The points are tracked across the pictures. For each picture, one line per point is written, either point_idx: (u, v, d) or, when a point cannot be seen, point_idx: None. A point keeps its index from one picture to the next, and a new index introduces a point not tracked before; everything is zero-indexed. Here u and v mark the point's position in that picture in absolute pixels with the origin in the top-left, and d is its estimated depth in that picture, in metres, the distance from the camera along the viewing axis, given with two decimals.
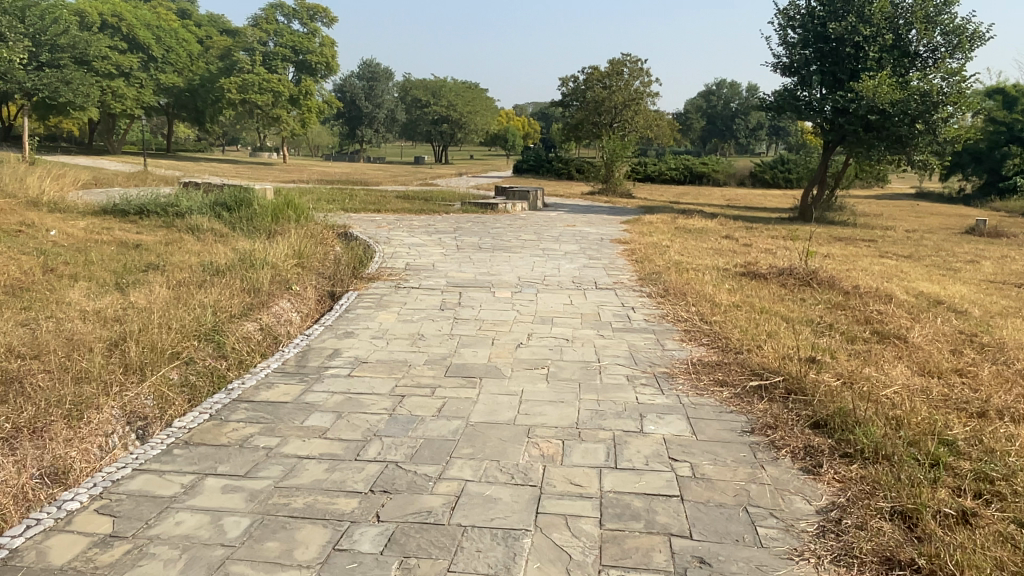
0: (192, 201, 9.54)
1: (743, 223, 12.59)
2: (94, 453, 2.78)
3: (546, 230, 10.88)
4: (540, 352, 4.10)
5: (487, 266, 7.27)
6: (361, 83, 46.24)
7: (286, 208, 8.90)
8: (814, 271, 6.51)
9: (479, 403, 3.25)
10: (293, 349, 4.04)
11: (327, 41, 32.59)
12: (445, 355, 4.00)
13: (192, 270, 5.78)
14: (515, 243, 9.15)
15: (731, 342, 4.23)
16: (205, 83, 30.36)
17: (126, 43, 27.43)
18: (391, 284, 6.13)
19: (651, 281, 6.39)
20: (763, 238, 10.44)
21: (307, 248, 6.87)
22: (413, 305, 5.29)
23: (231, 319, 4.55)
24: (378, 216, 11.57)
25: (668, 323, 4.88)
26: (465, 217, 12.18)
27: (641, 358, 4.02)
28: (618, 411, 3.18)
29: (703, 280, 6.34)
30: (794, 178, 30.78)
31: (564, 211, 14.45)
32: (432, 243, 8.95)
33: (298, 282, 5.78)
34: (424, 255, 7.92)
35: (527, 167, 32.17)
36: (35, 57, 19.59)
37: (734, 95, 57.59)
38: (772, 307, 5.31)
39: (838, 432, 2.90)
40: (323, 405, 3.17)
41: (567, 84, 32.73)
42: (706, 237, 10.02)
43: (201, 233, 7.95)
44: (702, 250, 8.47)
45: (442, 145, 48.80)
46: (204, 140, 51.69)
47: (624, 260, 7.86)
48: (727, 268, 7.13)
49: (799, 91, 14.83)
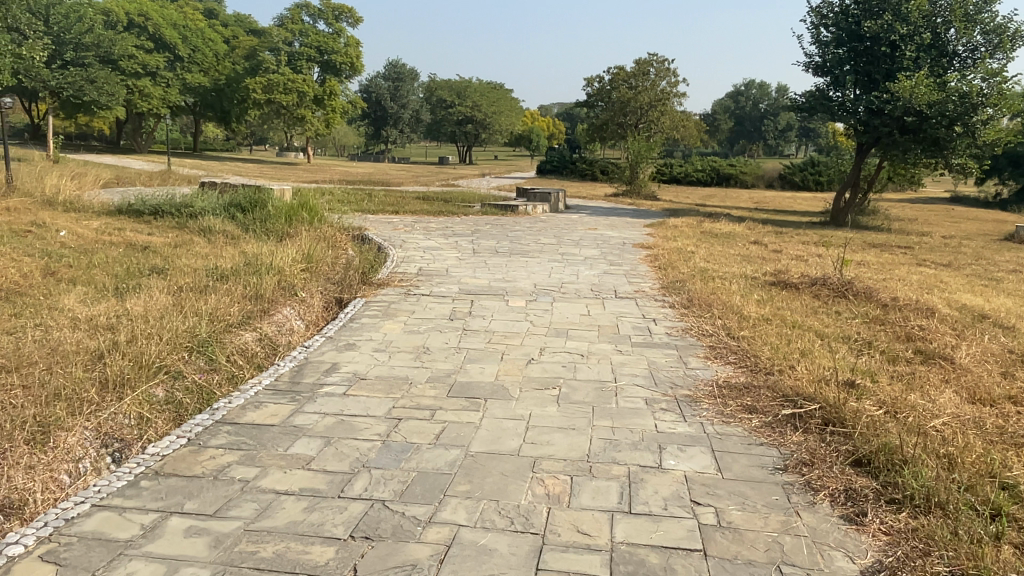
0: (206, 201, 9.41)
1: (772, 228, 12.18)
2: (58, 482, 2.55)
3: (567, 233, 10.58)
4: (553, 369, 3.80)
5: (503, 272, 6.98)
6: (386, 83, 46.22)
7: (300, 210, 8.72)
8: (848, 282, 6.13)
9: (482, 429, 2.96)
10: (288, 363, 3.78)
11: (352, 40, 32.52)
12: (450, 372, 3.72)
13: (195, 273, 5.57)
14: (534, 247, 8.88)
15: (761, 361, 3.90)
16: (230, 83, 30.54)
17: (152, 43, 27.62)
18: (402, 290, 5.86)
19: (674, 291, 6.06)
20: (794, 243, 10.05)
21: (317, 251, 6.65)
22: (422, 314, 5.02)
23: (228, 328, 4.32)
24: (396, 218, 11.37)
25: (692, 338, 4.56)
26: (484, 219, 11.93)
27: (661, 378, 3.70)
28: (634, 441, 2.87)
29: (730, 290, 6.01)
30: (825, 180, 30.10)
31: (586, 214, 14.15)
32: (448, 247, 8.70)
33: (304, 288, 5.54)
34: (440, 259, 7.67)
35: (551, 168, 31.86)
36: (60, 56, 19.77)
37: (763, 96, 56.71)
38: (804, 321, 4.96)
39: (883, 474, 2.57)
40: (311, 429, 2.90)
41: (592, 84, 32.36)
42: (733, 242, 9.65)
43: (211, 234, 7.77)
44: (729, 257, 8.12)
45: (466, 146, 48.63)
46: (230, 139, 52.13)
47: (647, 266, 7.54)
48: (755, 276, 6.77)
49: (832, 91, 14.35)
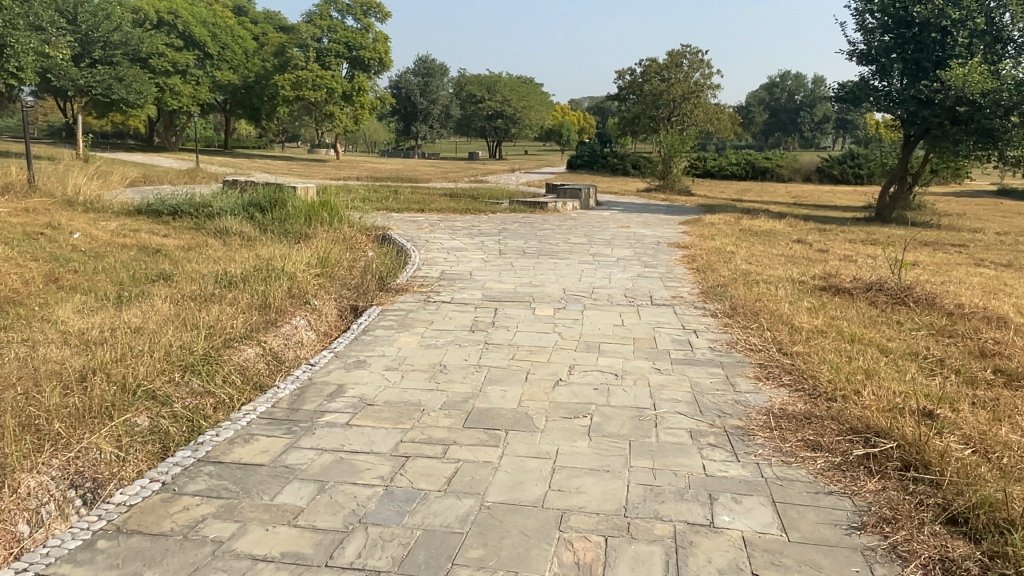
0: (225, 201, 9.15)
1: (814, 225, 11.59)
2: (11, 536, 2.22)
3: (599, 232, 10.12)
4: (583, 393, 3.37)
5: (530, 276, 6.57)
6: (415, 78, 45.97)
7: (320, 210, 8.42)
8: (908, 288, 5.61)
9: (501, 472, 2.55)
10: (290, 386, 3.42)
11: (381, 36, 32.27)
12: (468, 396, 3.32)
13: (202, 279, 5.25)
14: (564, 247, 8.46)
15: (821, 385, 3.44)
16: (260, 80, 30.76)
17: (182, 41, 27.65)
18: (422, 298, 5.48)
19: (716, 297, 5.59)
20: (839, 242, 9.48)
21: (333, 255, 6.32)
22: (441, 325, 4.63)
23: (229, 342, 3.97)
24: (421, 217, 11.04)
25: (738, 354, 4.11)
26: (512, 218, 11.54)
27: (707, 405, 3.26)
28: (680, 489, 2.44)
29: (777, 296, 5.52)
30: (865, 173, 29.12)
31: (618, 211, 13.67)
32: (473, 248, 8.31)
33: (318, 296, 5.19)
34: (464, 262, 7.29)
35: (581, 162, 31.32)
36: (88, 55, 19.84)
37: (800, 87, 55.35)
38: (863, 333, 4.47)
39: (985, 538, 2.11)
40: (305, 471, 2.52)
41: (624, 77, 31.74)
42: (774, 242, 9.12)
43: (227, 237, 7.48)
44: (773, 258, 7.61)
45: (496, 141, 48.24)
46: (262, 136, 52.39)
47: (684, 269, 7.07)
48: (803, 280, 6.27)
49: (877, 81, 13.64)
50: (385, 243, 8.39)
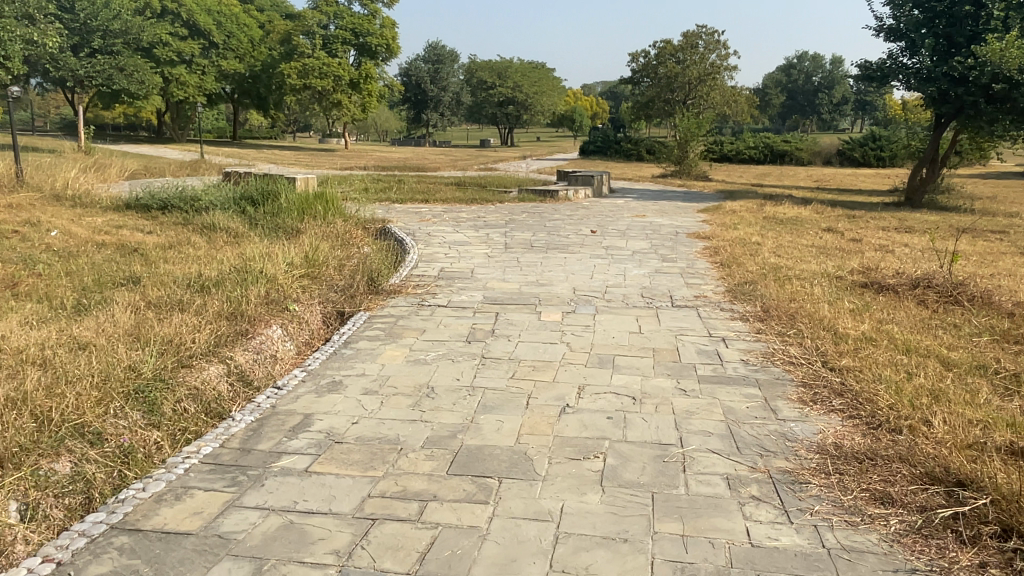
0: (217, 194, 8.67)
1: (841, 211, 10.93)
2: None
3: (612, 222, 9.55)
4: (595, 425, 2.82)
5: (537, 273, 6.02)
6: (426, 65, 45.36)
7: (315, 203, 7.90)
8: (961, 284, 4.98)
9: (489, 542, 2.01)
10: (248, 416, 2.90)
11: (388, 21, 31.66)
12: (457, 429, 2.78)
13: (172, 283, 4.76)
14: (575, 239, 7.90)
15: (881, 414, 2.87)
16: (266, 69, 30.34)
17: (186, 30, 27.17)
18: (417, 300, 4.95)
19: (744, 297, 5.02)
20: (871, 231, 8.83)
21: (321, 253, 5.80)
22: (434, 335, 4.10)
23: (186, 361, 3.45)
24: (424, 208, 10.49)
25: (776, 369, 3.54)
26: (521, 208, 10.97)
27: (746, 440, 2.70)
28: (719, 568, 1.89)
29: (813, 296, 4.94)
30: (887, 155, 28.18)
31: (633, 198, 13.06)
32: (478, 241, 7.77)
33: (302, 301, 4.69)
34: (466, 258, 6.75)
35: (594, 148, 30.64)
36: (88, 44, 19.41)
37: (817, 68, 54.11)
38: (918, 341, 3.87)
39: None
40: (240, 544, 1.99)
41: (637, 60, 30.98)
42: (801, 231, 8.49)
43: (213, 234, 6.98)
44: (802, 250, 6.99)
45: (508, 128, 47.62)
46: (273, 127, 52.06)
47: (706, 263, 6.48)
48: (839, 276, 5.66)
49: (907, 58, 12.83)
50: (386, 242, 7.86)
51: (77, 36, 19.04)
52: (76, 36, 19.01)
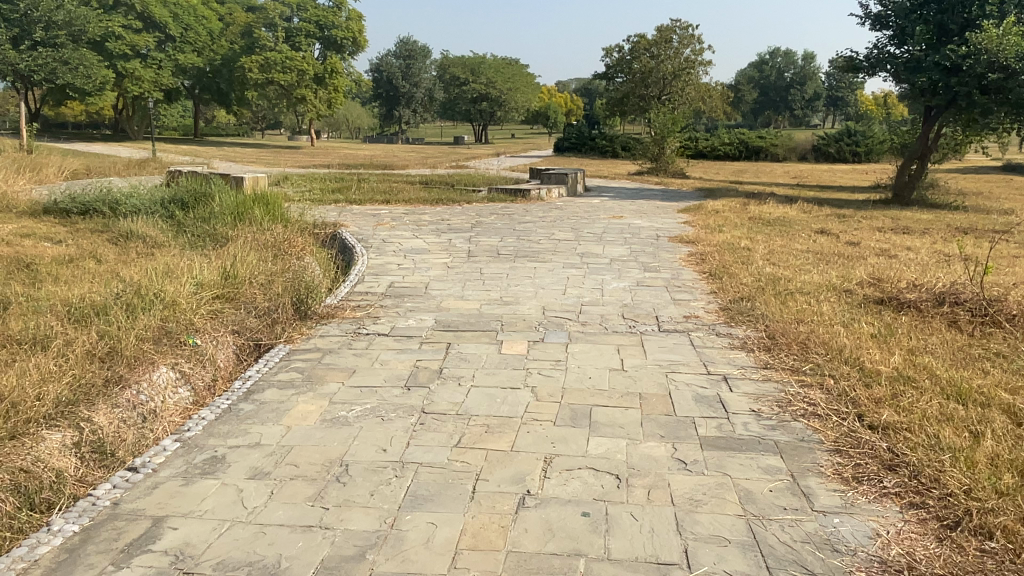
0: (144, 197, 7.72)
1: (830, 210, 10.26)
2: None
3: (587, 224, 8.76)
4: (566, 531, 1.99)
5: (501, 288, 5.19)
6: (397, 61, 44.39)
7: (253, 206, 7.01)
8: (998, 301, 4.22)
9: None
10: (73, 525, 2.05)
11: (354, 14, 30.59)
12: (367, 543, 1.94)
13: (46, 313, 3.86)
14: (546, 245, 7.10)
15: (956, 505, 2.09)
16: (227, 63, 29.18)
17: (140, 22, 25.86)
18: (354, 326, 4.09)
19: (745, 318, 4.23)
20: (866, 232, 8.14)
21: (244, 268, 4.93)
22: (363, 378, 3.24)
23: (20, 432, 2.59)
24: (383, 210, 9.62)
25: (799, 425, 2.74)
26: (488, 209, 10.14)
27: (781, 556, 1.89)
28: None
29: (825, 317, 4.16)
30: (863, 151, 27.82)
31: (609, 197, 12.29)
32: (437, 249, 6.92)
33: (208, 330, 3.84)
34: (421, 268, 5.91)
35: (568, 145, 29.92)
36: (29, 36, 17.91)
37: (790, 65, 53.84)
38: (969, 382, 3.10)
39: None
40: None
41: (611, 54, 30.23)
42: (793, 233, 7.75)
43: (128, 245, 6.07)
44: (799, 256, 6.26)
45: (481, 125, 46.70)
46: (240, 124, 50.63)
47: (695, 274, 5.70)
48: (848, 290, 4.91)
49: (894, 48, 12.17)
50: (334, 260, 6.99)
51: (16, 28, 17.54)
52: (15, 28, 17.51)
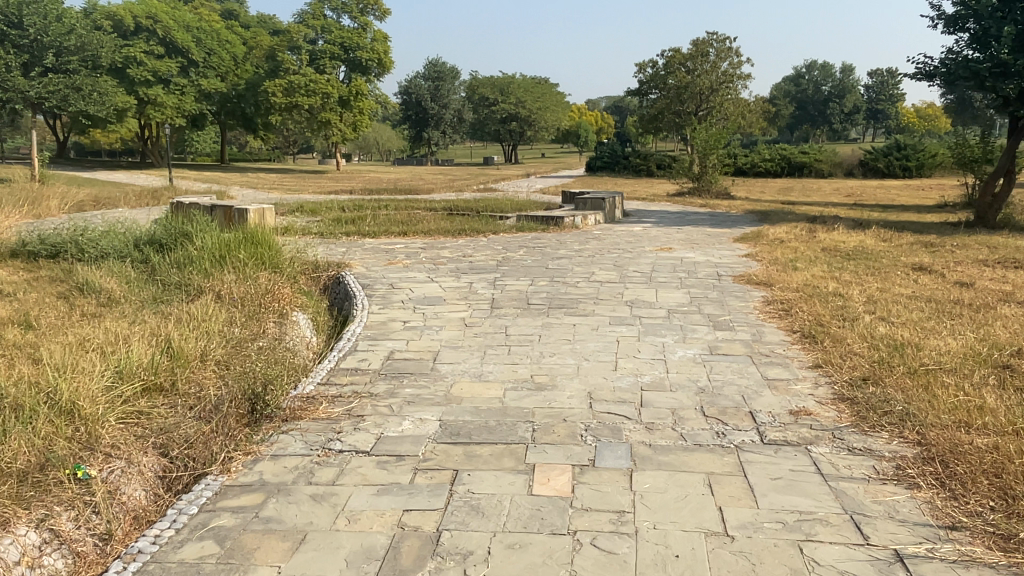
0: (118, 235, 6.70)
1: (912, 238, 8.89)
2: None
3: (632, 259, 7.52)
4: None
5: (533, 359, 3.97)
6: (426, 83, 42.98)
7: (238, 248, 5.91)
8: None
9: None
10: None
11: (379, 35, 29.96)
12: None
13: None
14: (588, 290, 5.89)
15: None
16: (251, 87, 28.60)
17: (163, 48, 25.40)
18: (326, 436, 2.89)
19: (884, 424, 2.94)
20: (969, 267, 6.80)
21: (195, 340, 3.82)
22: (310, 562, 2.01)
23: None
24: (399, 244, 8.52)
25: None
26: (517, 241, 8.98)
27: None
28: None
29: (1007, 420, 2.85)
30: (915, 165, 26.19)
31: (651, 223, 11.06)
32: (455, 297, 5.75)
33: (114, 452, 2.70)
34: (432, 327, 4.72)
35: (601, 164, 28.79)
36: (40, 62, 17.39)
37: (827, 77, 52.20)
38: None
39: None
40: None
41: (644, 70, 29.03)
42: (884, 271, 6.44)
43: (77, 302, 4.99)
44: (911, 307, 4.94)
45: (512, 145, 45.85)
46: (271, 149, 50.60)
47: (783, 334, 4.42)
48: (1007, 366, 3.60)
49: (974, 52, 10.77)
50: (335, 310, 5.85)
51: (26, 53, 16.99)
52: (24, 54, 16.95)
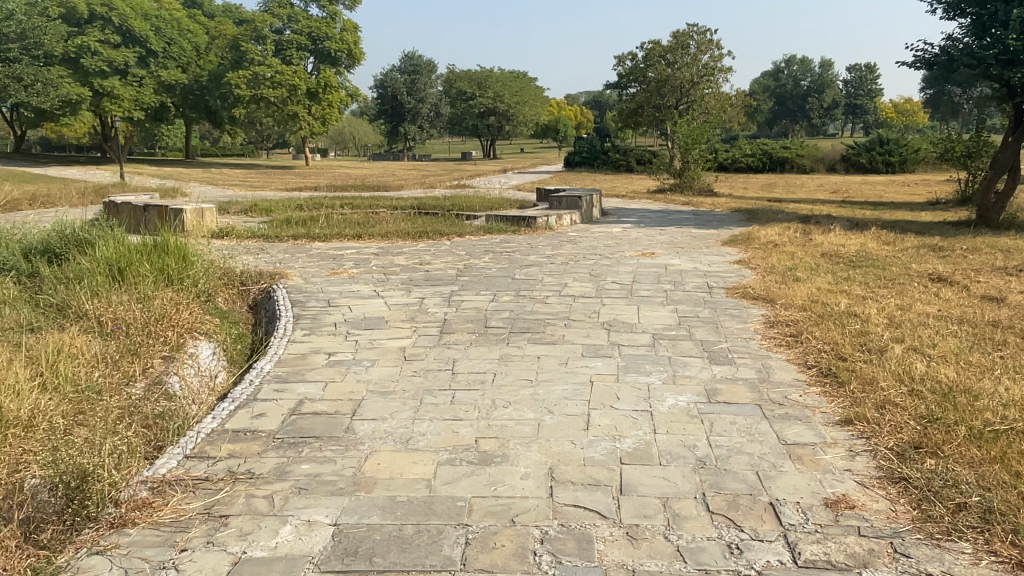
0: (4, 240, 5.68)
1: (916, 240, 8.08)
2: None
3: (611, 267, 6.64)
4: None
5: (480, 413, 3.06)
6: (401, 75, 41.72)
7: (138, 260, 4.93)
8: None
9: None
10: None
11: (349, 25, 28.86)
12: None
13: None
14: (558, 307, 4.99)
15: None
16: (215, 79, 27.06)
17: (119, 37, 24.10)
18: (156, 564, 1.96)
19: (968, 533, 2.07)
20: (989, 276, 6.00)
21: (26, 393, 2.87)
22: None
23: None
24: (349, 250, 7.57)
25: None
26: (483, 244, 8.07)
27: None
28: None
29: None
30: (898, 160, 25.57)
31: (631, 223, 10.20)
32: (399, 317, 4.83)
33: None
34: (361, 363, 3.79)
35: (580, 159, 27.97)
36: None
37: (806, 72, 51.76)
38: None
39: None
40: None
41: (623, 63, 28.17)
42: (898, 282, 5.61)
43: None
44: (945, 332, 4.09)
45: (490, 140, 44.85)
46: (244, 145, 49.31)
47: (795, 372, 3.56)
48: None
49: (976, 40, 9.97)
50: (258, 334, 4.90)
51: None
52: None
